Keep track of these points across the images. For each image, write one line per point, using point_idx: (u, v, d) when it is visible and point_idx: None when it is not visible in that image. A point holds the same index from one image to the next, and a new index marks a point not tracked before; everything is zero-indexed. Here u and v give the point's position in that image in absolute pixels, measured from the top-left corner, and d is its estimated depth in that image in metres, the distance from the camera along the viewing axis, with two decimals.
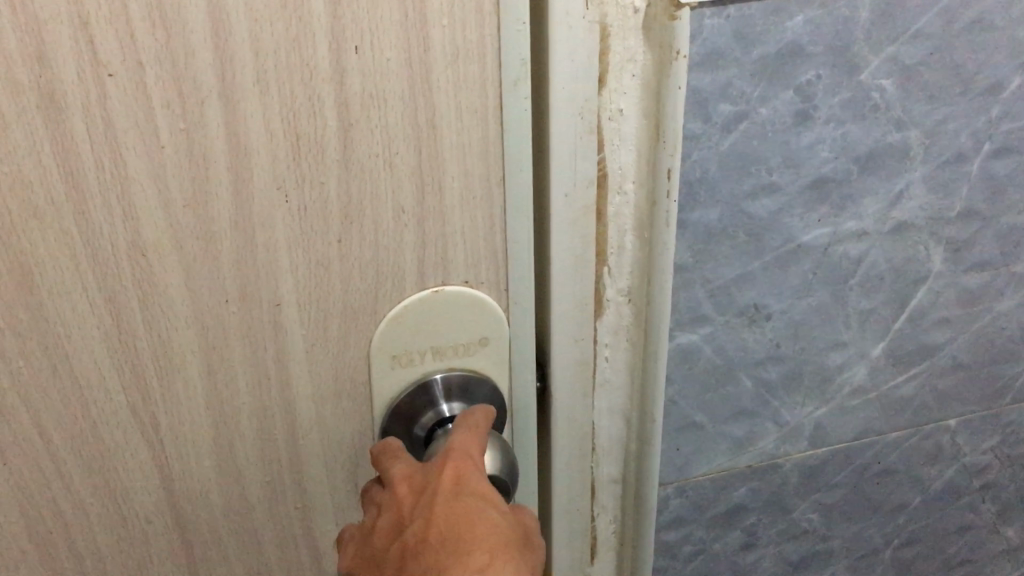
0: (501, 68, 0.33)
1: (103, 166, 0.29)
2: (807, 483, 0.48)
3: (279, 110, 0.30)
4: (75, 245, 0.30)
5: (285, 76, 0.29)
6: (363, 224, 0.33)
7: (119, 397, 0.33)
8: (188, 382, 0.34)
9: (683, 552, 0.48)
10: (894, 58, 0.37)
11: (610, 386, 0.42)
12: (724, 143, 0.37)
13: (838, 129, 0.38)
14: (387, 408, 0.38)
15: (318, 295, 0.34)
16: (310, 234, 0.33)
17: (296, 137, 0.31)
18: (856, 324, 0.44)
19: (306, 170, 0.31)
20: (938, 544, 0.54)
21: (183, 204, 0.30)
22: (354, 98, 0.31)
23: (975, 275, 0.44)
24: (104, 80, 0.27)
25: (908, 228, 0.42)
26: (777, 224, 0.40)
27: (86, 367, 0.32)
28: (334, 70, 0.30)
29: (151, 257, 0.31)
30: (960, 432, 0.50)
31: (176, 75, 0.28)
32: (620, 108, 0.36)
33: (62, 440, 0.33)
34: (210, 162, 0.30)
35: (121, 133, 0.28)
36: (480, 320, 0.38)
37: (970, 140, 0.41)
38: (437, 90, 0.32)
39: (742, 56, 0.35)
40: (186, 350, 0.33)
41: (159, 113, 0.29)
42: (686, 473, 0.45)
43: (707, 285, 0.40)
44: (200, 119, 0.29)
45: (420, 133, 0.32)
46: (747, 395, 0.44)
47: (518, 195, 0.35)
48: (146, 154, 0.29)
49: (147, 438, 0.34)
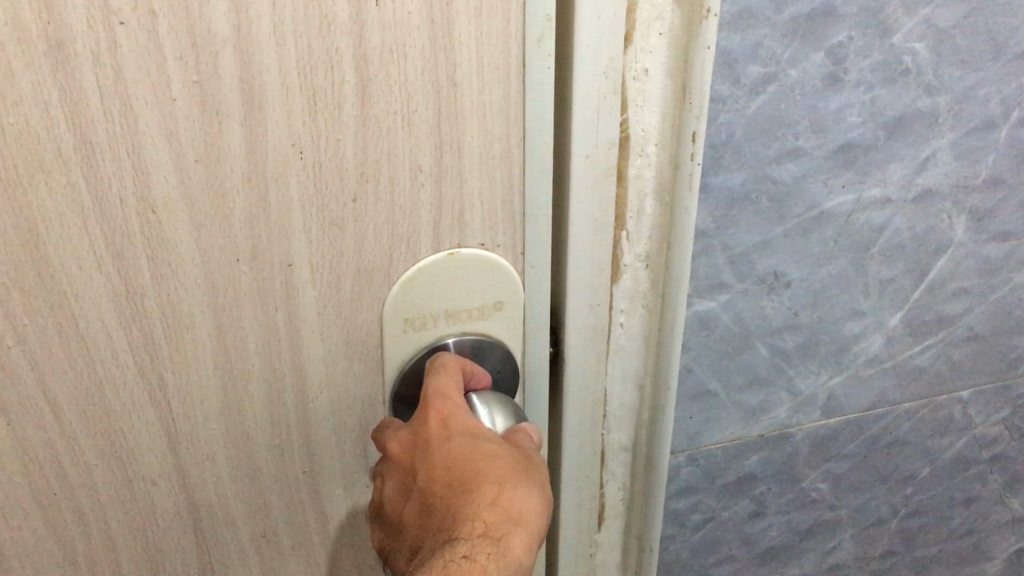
0: (526, 23, 0.31)
1: (112, 118, 0.27)
2: (817, 452, 0.48)
3: (296, 64, 0.29)
4: (83, 201, 0.28)
5: (303, 28, 0.28)
6: (380, 183, 0.32)
7: (126, 357, 0.32)
8: (197, 344, 0.33)
9: (691, 520, 0.48)
10: (927, 20, 0.36)
11: (623, 352, 0.41)
12: (751, 106, 0.36)
13: (867, 93, 0.37)
14: (399, 372, 0.37)
15: (332, 256, 0.33)
16: (325, 193, 0.31)
17: (313, 92, 0.29)
18: (875, 293, 0.43)
19: (323, 127, 0.30)
20: (945, 514, 0.54)
21: (195, 159, 0.29)
22: (374, 52, 0.29)
23: (996, 245, 0.44)
24: (115, 28, 0.26)
25: (932, 196, 0.41)
26: (801, 190, 0.39)
27: (93, 327, 0.31)
28: (353, 22, 0.29)
29: (161, 214, 0.30)
30: (972, 403, 0.49)
31: (189, 24, 0.27)
32: (645, 67, 0.34)
33: (67, 402, 0.32)
34: (224, 116, 0.29)
35: (132, 84, 0.27)
36: (494, 284, 0.36)
37: (999, 107, 0.40)
38: (459, 45, 0.30)
39: (774, 16, 0.34)
40: (196, 310, 0.32)
41: (171, 64, 0.27)
42: (697, 441, 0.45)
43: (727, 252, 0.39)
44: (214, 70, 0.28)
45: (441, 91, 0.31)
46: (762, 364, 0.43)
47: (539, 156, 0.34)
48: (157, 107, 0.28)
49: (154, 399, 0.33)
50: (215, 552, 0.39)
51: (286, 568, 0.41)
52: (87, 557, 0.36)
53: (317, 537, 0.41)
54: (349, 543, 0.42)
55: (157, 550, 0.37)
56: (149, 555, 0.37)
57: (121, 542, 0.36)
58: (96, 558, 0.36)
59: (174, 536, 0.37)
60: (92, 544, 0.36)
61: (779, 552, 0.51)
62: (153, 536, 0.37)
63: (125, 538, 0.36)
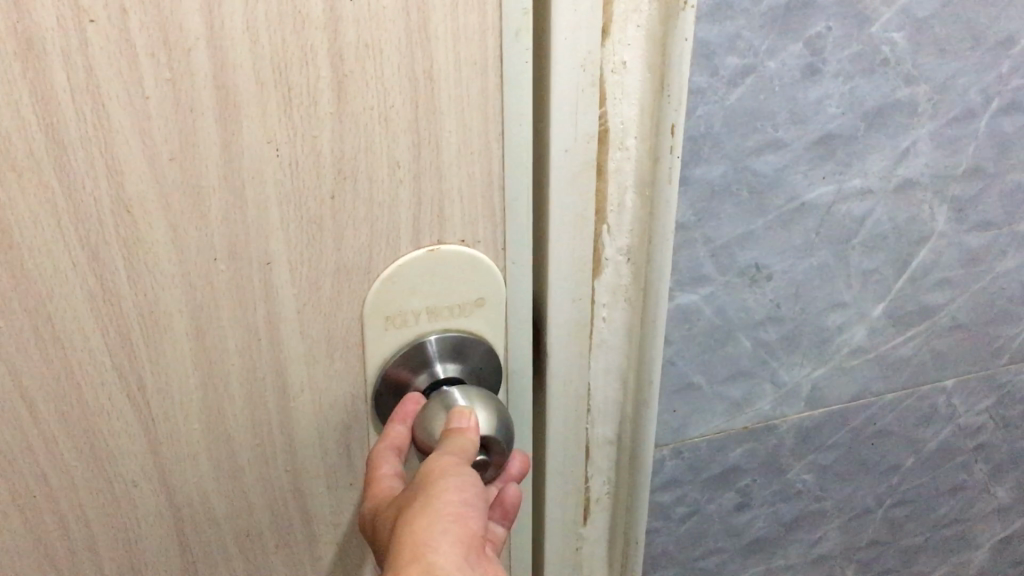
0: (504, 17, 0.31)
1: (85, 117, 0.27)
2: (803, 444, 0.47)
3: (270, 60, 0.28)
4: (57, 202, 0.28)
5: (277, 23, 0.28)
6: (358, 179, 0.32)
7: (104, 359, 0.32)
8: (176, 345, 0.32)
9: (677, 514, 0.47)
10: (905, 10, 0.36)
11: (607, 347, 0.41)
12: (730, 97, 0.36)
13: (846, 84, 0.37)
14: (380, 369, 0.37)
15: (311, 252, 0.33)
16: (303, 187, 0.31)
17: (288, 87, 0.29)
18: (857, 284, 0.43)
19: (299, 123, 0.30)
20: (931, 503, 0.54)
21: (170, 157, 0.29)
22: (349, 47, 0.29)
23: (978, 235, 0.44)
24: (85, 26, 0.26)
25: (914, 186, 0.41)
26: (782, 182, 0.39)
27: (70, 330, 0.30)
28: (327, 17, 0.28)
29: (137, 215, 0.29)
30: (956, 392, 0.49)
31: (161, 21, 0.26)
32: (623, 60, 0.34)
33: (44, 405, 0.31)
34: (197, 113, 0.28)
35: (104, 82, 0.27)
36: (476, 281, 0.36)
37: (979, 97, 0.40)
38: (435, 40, 0.30)
39: (751, 7, 0.34)
40: (173, 310, 0.32)
41: (143, 60, 0.27)
42: (681, 434, 0.44)
43: (708, 244, 0.39)
44: (187, 67, 0.27)
45: (417, 87, 0.31)
46: (745, 356, 0.43)
47: (518, 151, 0.34)
48: (129, 104, 0.27)
49: (133, 401, 0.33)
50: (198, 552, 0.38)
51: (267, 568, 0.41)
52: (68, 559, 0.36)
53: (301, 536, 0.40)
54: (335, 542, 0.41)
55: (139, 552, 0.37)
56: (130, 558, 0.37)
57: (104, 544, 0.36)
58: (77, 560, 0.36)
59: (156, 537, 0.37)
60: (73, 546, 0.36)
61: (766, 545, 0.51)
62: (136, 537, 0.37)
63: (107, 540, 0.36)
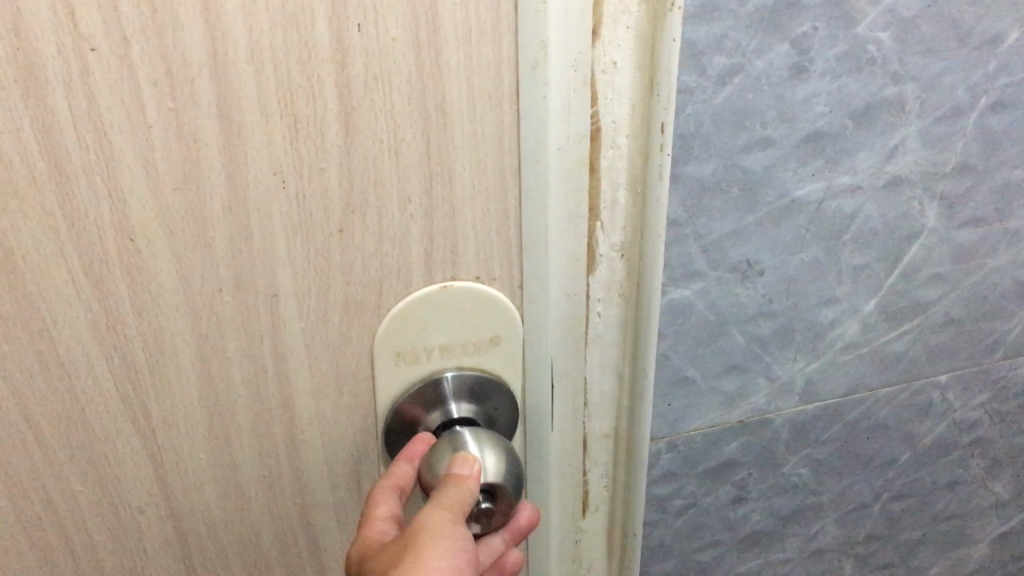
0: (519, 52, 0.31)
1: (86, 145, 0.28)
2: (798, 438, 0.48)
3: (275, 92, 0.29)
4: (60, 229, 0.29)
5: (283, 55, 0.28)
6: (366, 215, 0.32)
7: (108, 385, 0.32)
8: (180, 373, 0.33)
9: (674, 506, 0.48)
10: (890, 10, 0.37)
11: (602, 342, 0.42)
12: (719, 96, 0.37)
13: (834, 82, 0.38)
14: (391, 405, 0.37)
15: (319, 286, 0.33)
16: (309, 220, 0.32)
17: (293, 118, 0.29)
18: (849, 279, 0.44)
19: (306, 155, 0.30)
20: (927, 498, 0.54)
21: (173, 188, 0.29)
22: (357, 76, 0.29)
23: (969, 231, 0.44)
24: (86, 55, 0.26)
25: (903, 183, 0.42)
26: (771, 179, 0.39)
27: (74, 355, 0.31)
28: (336, 49, 0.29)
29: (141, 245, 0.30)
30: (951, 387, 0.50)
31: (164, 52, 0.27)
32: (614, 61, 0.35)
33: (49, 427, 0.33)
34: (201, 145, 0.29)
35: (105, 111, 0.27)
36: (488, 319, 0.37)
37: (966, 95, 0.40)
38: (447, 72, 0.31)
39: (737, 8, 0.35)
40: (178, 339, 0.32)
41: (145, 91, 0.28)
42: (676, 428, 0.45)
43: (699, 240, 0.40)
44: (190, 99, 0.28)
45: (429, 119, 0.31)
46: (739, 350, 0.44)
47: (534, 182, 0.34)
48: (132, 134, 0.28)
49: (137, 427, 0.34)
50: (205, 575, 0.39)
51: None
52: None
53: (309, 566, 0.41)
54: None
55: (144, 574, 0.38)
56: None
57: (109, 563, 0.37)
58: None
59: (161, 560, 0.38)
60: (76, 562, 0.36)
61: (763, 538, 0.51)
62: (141, 560, 0.38)
63: (112, 561, 0.37)
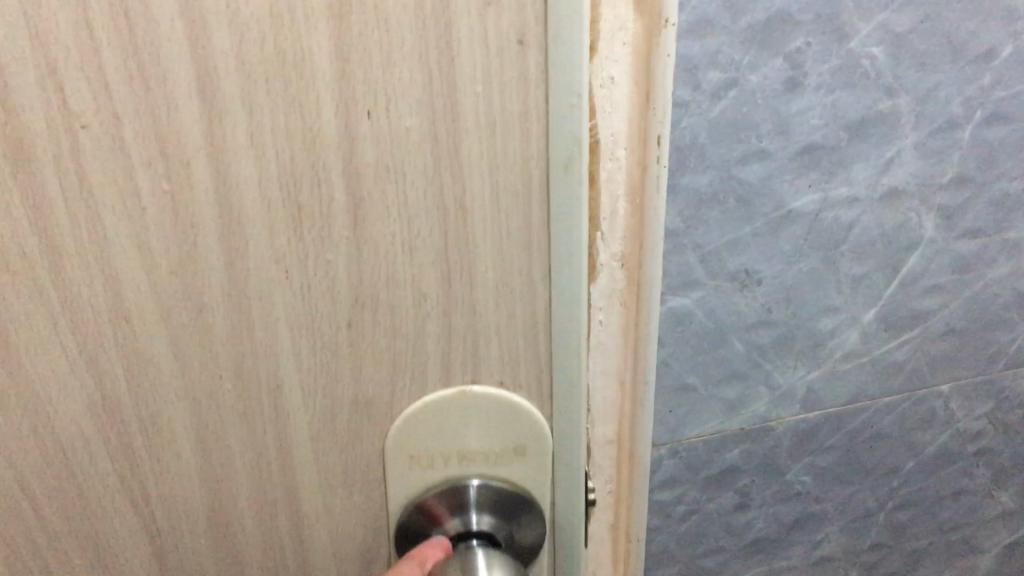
0: (550, 147, 0.30)
1: (79, 223, 0.28)
2: (800, 446, 0.49)
3: (277, 177, 0.29)
4: (54, 309, 0.30)
5: (286, 138, 0.28)
6: (378, 308, 0.32)
7: (106, 463, 0.33)
8: (179, 456, 0.34)
9: (677, 513, 0.49)
10: (884, 26, 0.38)
11: (604, 350, 0.42)
12: (714, 110, 0.38)
13: (828, 96, 0.39)
14: (407, 505, 0.37)
15: (325, 377, 0.33)
16: (316, 313, 0.32)
17: (297, 206, 0.29)
18: (848, 289, 0.44)
19: (311, 245, 0.30)
20: (933, 507, 0.54)
21: (169, 271, 0.30)
22: (366, 167, 0.29)
23: (967, 242, 0.45)
24: (78, 131, 0.27)
25: (900, 195, 0.43)
26: (768, 190, 0.40)
27: (70, 433, 0.32)
28: (342, 134, 0.29)
29: (136, 328, 0.31)
30: (954, 397, 0.50)
31: (158, 131, 0.27)
32: (611, 76, 0.36)
33: (47, 499, 0.33)
34: (198, 228, 0.29)
35: (98, 189, 0.28)
36: (510, 429, 0.37)
37: (961, 108, 0.41)
38: (467, 166, 0.30)
39: (730, 24, 0.36)
40: (176, 424, 0.33)
41: (139, 169, 0.28)
42: (678, 435, 0.46)
43: (697, 250, 0.41)
44: (186, 180, 0.28)
45: (447, 213, 0.31)
46: (738, 359, 0.45)
47: (565, 279, 0.33)
48: (126, 215, 0.28)
49: (135, 505, 0.34)
50: None
51: None
52: None
53: None
54: None
55: None
56: None
57: None
58: None
59: None
60: None
61: (767, 545, 0.52)
62: None
63: None
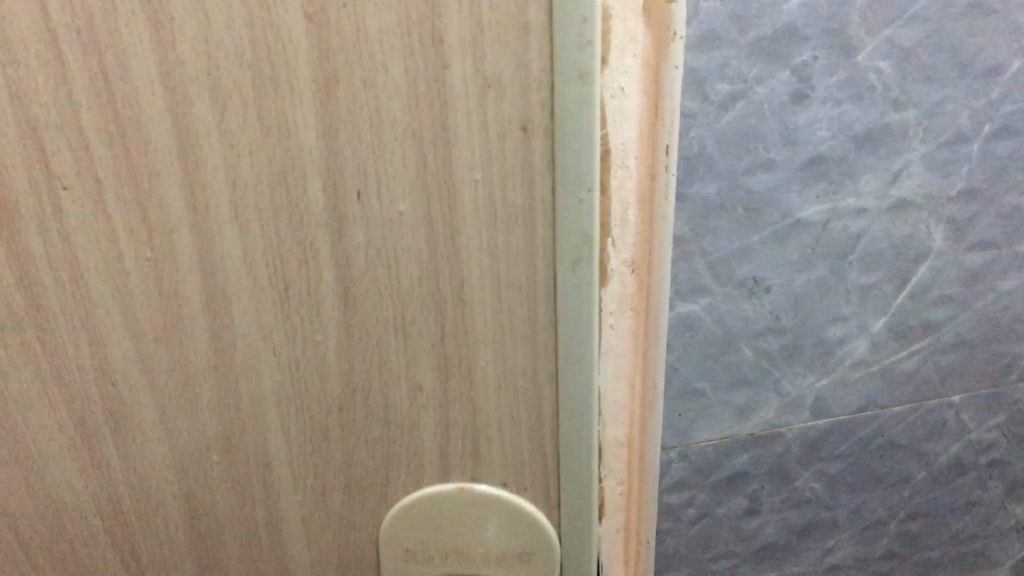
0: (555, 237, 0.29)
1: (62, 289, 0.29)
2: (810, 454, 0.50)
3: (273, 221, 0.29)
4: (43, 375, 0.31)
5: (271, 216, 0.29)
6: (373, 395, 0.32)
7: (95, 521, 0.34)
8: (169, 519, 0.34)
9: (686, 516, 0.50)
10: (889, 41, 0.39)
11: (614, 354, 0.43)
12: (721, 121, 0.39)
13: (836, 108, 0.40)
14: None
15: (312, 460, 0.33)
16: (294, 392, 0.32)
17: (288, 259, 0.29)
18: (856, 299, 0.45)
19: (298, 324, 0.30)
20: (945, 518, 0.55)
21: (153, 336, 0.30)
22: (358, 196, 0.28)
23: (977, 254, 0.46)
24: (59, 193, 0.28)
25: (909, 206, 0.43)
26: (776, 200, 0.41)
27: (62, 488, 0.33)
28: (331, 215, 0.29)
29: (124, 393, 0.31)
30: (964, 407, 0.51)
31: (139, 197, 0.28)
32: (621, 86, 0.37)
33: (41, 551, 0.35)
34: (180, 290, 0.30)
35: (81, 254, 0.29)
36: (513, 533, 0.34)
37: (969, 121, 0.42)
38: (460, 185, 0.28)
39: (738, 38, 0.37)
40: (163, 489, 0.33)
41: (121, 238, 0.29)
42: (687, 438, 0.47)
43: (705, 257, 0.42)
44: (171, 252, 0.29)
45: (437, 259, 0.29)
46: (747, 365, 0.45)
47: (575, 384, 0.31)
48: (107, 281, 0.29)
49: (125, 564, 0.35)
50: None
51: None
52: None
53: None
54: None
55: None
56: None
57: None
58: None
59: None
60: None
61: (777, 552, 0.53)
62: None
63: None
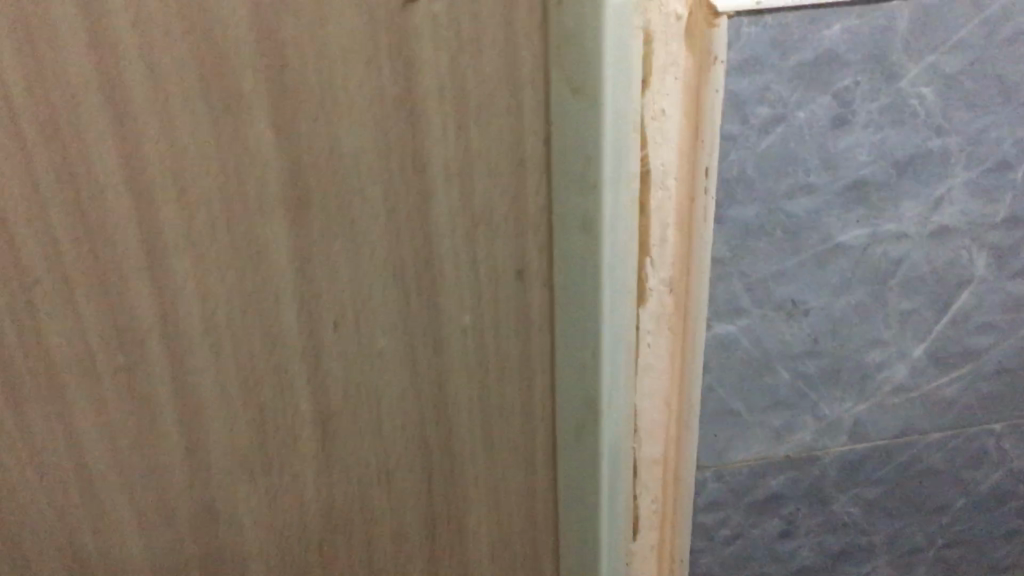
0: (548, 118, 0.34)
1: (37, 360, 0.36)
2: (847, 478, 0.49)
3: (221, 203, 0.34)
4: (67, 366, 0.36)
5: (240, 279, 0.35)
6: (414, 277, 0.37)
7: (177, 471, 0.39)
8: (246, 444, 0.39)
9: (721, 536, 0.50)
10: (933, 67, 0.39)
11: (651, 371, 0.44)
12: (762, 144, 0.39)
13: (877, 133, 0.40)
14: None
15: (340, 334, 0.37)
16: (326, 396, 0.39)
17: (256, 252, 0.35)
18: (896, 323, 0.45)
19: (296, 400, 0.38)
20: (986, 547, 0.54)
21: (101, 334, 0.36)
22: (312, 151, 0.33)
23: (1020, 282, 0.45)
24: (38, 344, 0.36)
25: (950, 232, 0.43)
26: (816, 224, 0.41)
27: (161, 455, 0.39)
28: (287, 193, 0.34)
29: (152, 361, 0.36)
30: (1007, 436, 0.50)
31: (100, 272, 0.34)
32: (662, 108, 0.38)
33: (135, 504, 0.40)
34: (147, 355, 0.36)
35: (51, 349, 0.36)
36: None
37: (1014, 148, 0.42)
38: (471, 121, 0.34)
39: (779, 62, 0.37)
40: (219, 424, 0.38)
41: (89, 332, 0.36)
42: (723, 458, 0.47)
43: (744, 279, 0.42)
44: (127, 370, 0.37)
45: (407, 172, 0.35)
46: (784, 387, 0.46)
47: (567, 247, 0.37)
48: (74, 356, 0.36)
49: (210, 498, 0.40)
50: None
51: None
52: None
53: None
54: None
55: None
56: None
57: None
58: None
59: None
60: None
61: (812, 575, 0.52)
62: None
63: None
